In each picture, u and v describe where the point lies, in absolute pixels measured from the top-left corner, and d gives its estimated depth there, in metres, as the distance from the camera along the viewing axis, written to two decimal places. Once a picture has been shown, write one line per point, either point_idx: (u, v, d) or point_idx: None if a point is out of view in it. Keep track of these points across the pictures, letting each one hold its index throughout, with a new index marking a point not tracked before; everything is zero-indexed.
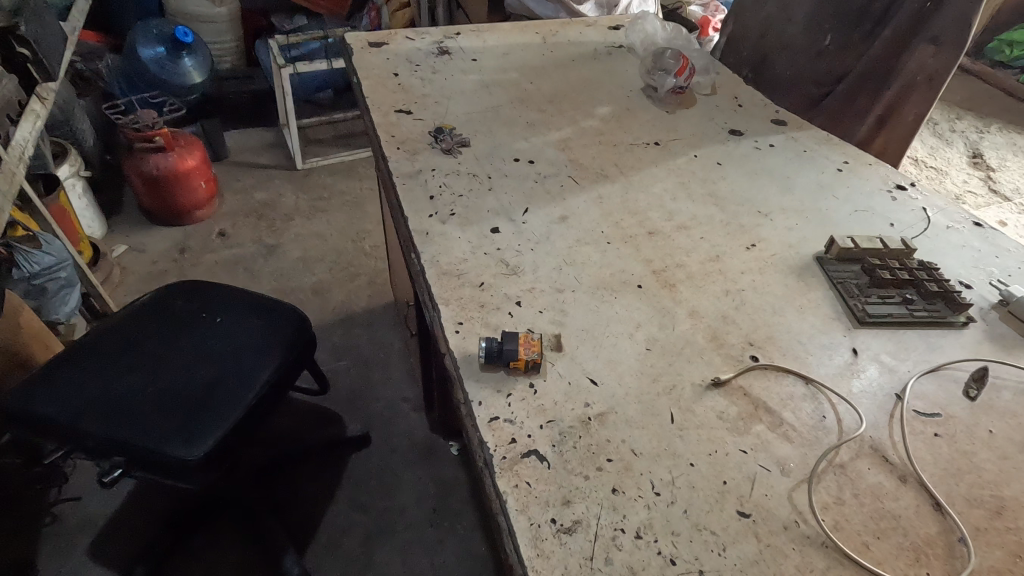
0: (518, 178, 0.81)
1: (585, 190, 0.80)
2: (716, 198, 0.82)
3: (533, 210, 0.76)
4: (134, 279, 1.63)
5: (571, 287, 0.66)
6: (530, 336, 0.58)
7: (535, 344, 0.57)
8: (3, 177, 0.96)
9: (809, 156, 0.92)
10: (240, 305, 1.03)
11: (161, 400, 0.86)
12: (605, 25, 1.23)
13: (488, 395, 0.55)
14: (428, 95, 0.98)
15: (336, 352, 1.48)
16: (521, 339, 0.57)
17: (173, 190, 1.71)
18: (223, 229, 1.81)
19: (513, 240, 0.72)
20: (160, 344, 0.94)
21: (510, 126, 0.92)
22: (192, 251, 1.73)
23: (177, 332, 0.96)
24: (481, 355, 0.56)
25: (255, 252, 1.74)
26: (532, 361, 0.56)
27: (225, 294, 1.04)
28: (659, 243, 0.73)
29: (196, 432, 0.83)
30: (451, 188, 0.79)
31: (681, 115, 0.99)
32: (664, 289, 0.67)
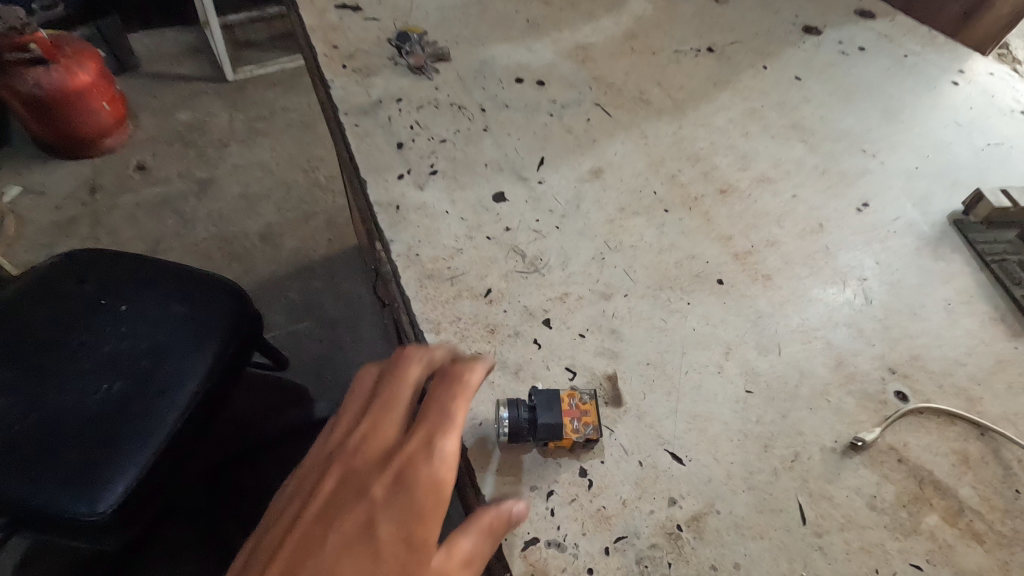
0: (524, 111, 0.56)
1: (621, 127, 0.56)
2: (804, 131, 0.58)
3: (550, 163, 0.52)
4: (35, 232, 1.31)
5: (622, 290, 0.44)
6: (575, 394, 0.37)
7: (586, 405, 0.37)
8: None
9: (913, 63, 0.67)
10: (151, 281, 0.74)
11: (45, 437, 0.61)
12: None
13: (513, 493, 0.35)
14: None
15: (294, 312, 1.21)
16: (563, 402, 0.37)
17: (64, 110, 1.30)
18: (142, 160, 1.44)
19: (527, 214, 0.48)
20: (43, 351, 0.67)
21: (504, 27, 0.64)
22: (104, 190, 1.39)
23: (67, 332, 0.69)
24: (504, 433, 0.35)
25: (185, 190, 1.40)
26: (584, 440, 0.36)
27: (134, 267, 0.75)
28: (736, 207, 0.51)
29: (96, 483, 0.60)
30: (428, 130, 0.53)
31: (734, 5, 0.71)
32: (757, 284, 0.46)
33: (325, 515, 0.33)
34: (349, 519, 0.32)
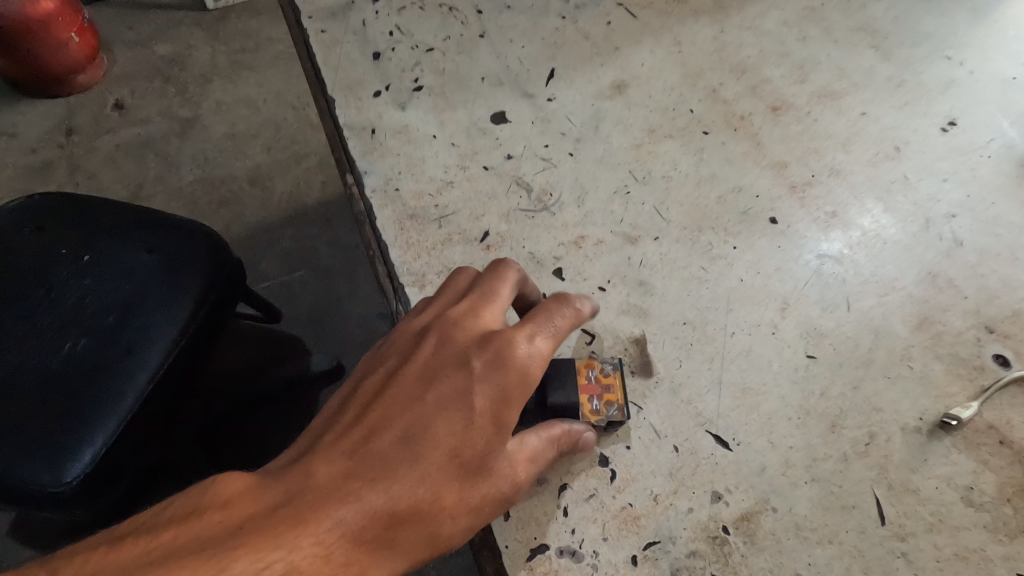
0: (530, 12, 0.46)
1: (650, 31, 0.45)
2: (873, 34, 0.47)
3: (563, 76, 0.42)
4: (9, 177, 1.20)
5: (652, 232, 0.36)
6: (594, 369, 0.30)
7: (609, 371, 0.30)
8: None
9: None
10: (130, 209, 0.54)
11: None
12: None
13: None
14: None
15: (288, 261, 1.11)
16: (580, 375, 0.30)
17: (21, 39, 1.13)
18: (121, 98, 1.28)
19: (535, 137, 0.39)
20: None
21: None
22: (81, 130, 1.26)
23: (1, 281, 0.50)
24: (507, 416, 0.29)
25: (167, 131, 1.25)
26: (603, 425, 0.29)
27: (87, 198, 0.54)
28: (791, 127, 0.41)
29: (41, 460, 0.44)
30: (411, 36, 0.44)
31: None
32: (818, 223, 0.37)
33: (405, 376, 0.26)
34: (434, 386, 0.26)
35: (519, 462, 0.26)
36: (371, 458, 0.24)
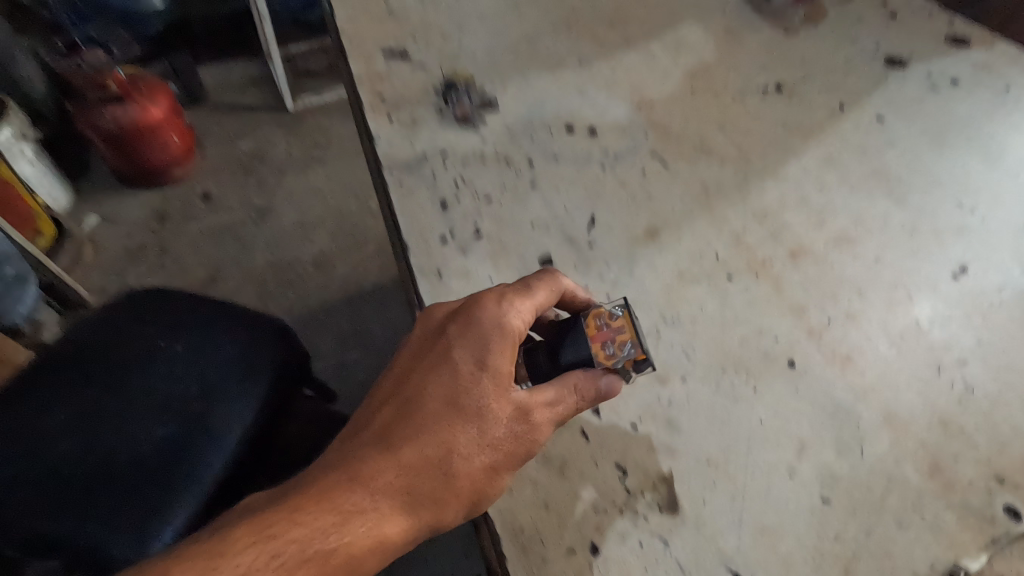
0: (574, 162, 0.53)
1: (680, 177, 0.52)
2: (887, 181, 0.52)
3: (602, 221, 0.49)
4: (106, 261, 1.36)
5: (679, 371, 0.40)
6: (602, 318, 0.38)
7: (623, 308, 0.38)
8: None
9: (1013, 99, 0.59)
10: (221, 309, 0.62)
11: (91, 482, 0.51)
12: None
13: (541, 484, 0.36)
14: (432, 24, 0.66)
15: (344, 342, 1.22)
16: (591, 325, 0.38)
17: (144, 151, 1.36)
18: (207, 189, 1.46)
19: (576, 279, 0.45)
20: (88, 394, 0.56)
21: (556, 70, 0.61)
22: (171, 220, 1.42)
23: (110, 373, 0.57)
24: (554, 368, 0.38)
25: (244, 220, 1.42)
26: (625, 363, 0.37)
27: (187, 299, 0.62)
28: (809, 270, 0.46)
29: (130, 534, 0.49)
30: (473, 185, 0.51)
31: (807, 34, 0.66)
32: (834, 366, 0.40)
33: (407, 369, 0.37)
34: (422, 368, 0.36)
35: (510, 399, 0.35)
36: (386, 427, 0.35)
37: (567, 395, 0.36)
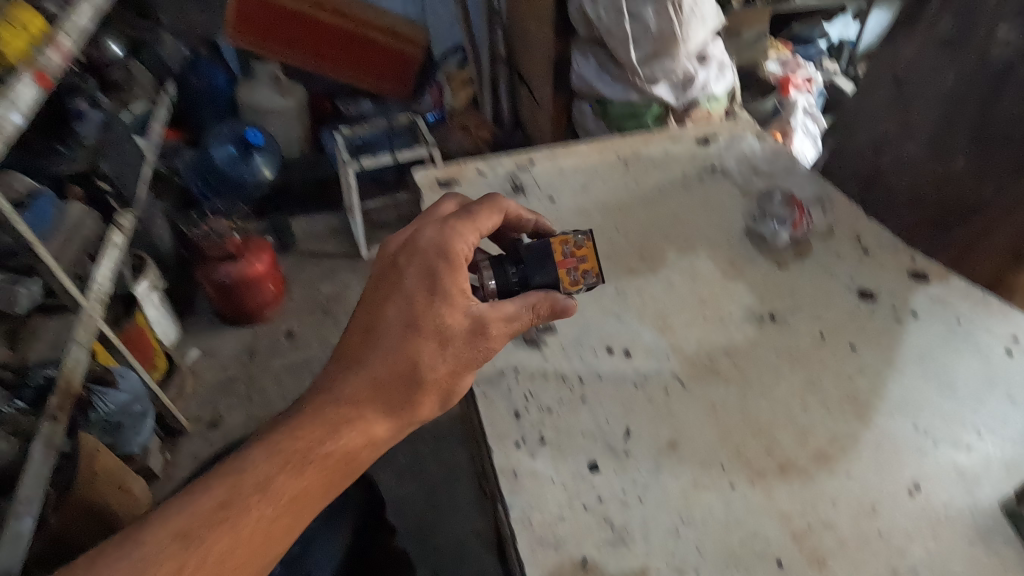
0: (614, 380, 0.70)
1: (695, 396, 0.69)
2: (860, 404, 0.67)
3: (635, 433, 0.65)
4: (206, 389, 1.65)
5: (694, 564, 0.56)
6: (567, 246, 0.72)
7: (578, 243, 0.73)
8: None
9: (965, 331, 0.75)
10: None
11: None
12: (692, 136, 1.11)
13: None
14: (504, 254, 0.88)
15: (402, 473, 1.45)
16: (558, 250, 0.72)
17: (247, 296, 1.74)
18: (291, 327, 1.82)
19: (616, 483, 0.62)
20: None
21: (598, 297, 0.81)
22: (260, 354, 1.74)
23: None
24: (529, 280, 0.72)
25: (322, 354, 1.74)
26: (583, 277, 0.72)
27: None
28: (794, 483, 0.61)
29: None
30: (538, 398, 0.69)
31: (795, 266, 0.85)
32: (813, 568, 0.56)
33: (374, 307, 0.64)
34: (386, 302, 0.64)
35: (446, 315, 0.63)
36: (368, 349, 0.62)
37: (518, 313, 0.66)
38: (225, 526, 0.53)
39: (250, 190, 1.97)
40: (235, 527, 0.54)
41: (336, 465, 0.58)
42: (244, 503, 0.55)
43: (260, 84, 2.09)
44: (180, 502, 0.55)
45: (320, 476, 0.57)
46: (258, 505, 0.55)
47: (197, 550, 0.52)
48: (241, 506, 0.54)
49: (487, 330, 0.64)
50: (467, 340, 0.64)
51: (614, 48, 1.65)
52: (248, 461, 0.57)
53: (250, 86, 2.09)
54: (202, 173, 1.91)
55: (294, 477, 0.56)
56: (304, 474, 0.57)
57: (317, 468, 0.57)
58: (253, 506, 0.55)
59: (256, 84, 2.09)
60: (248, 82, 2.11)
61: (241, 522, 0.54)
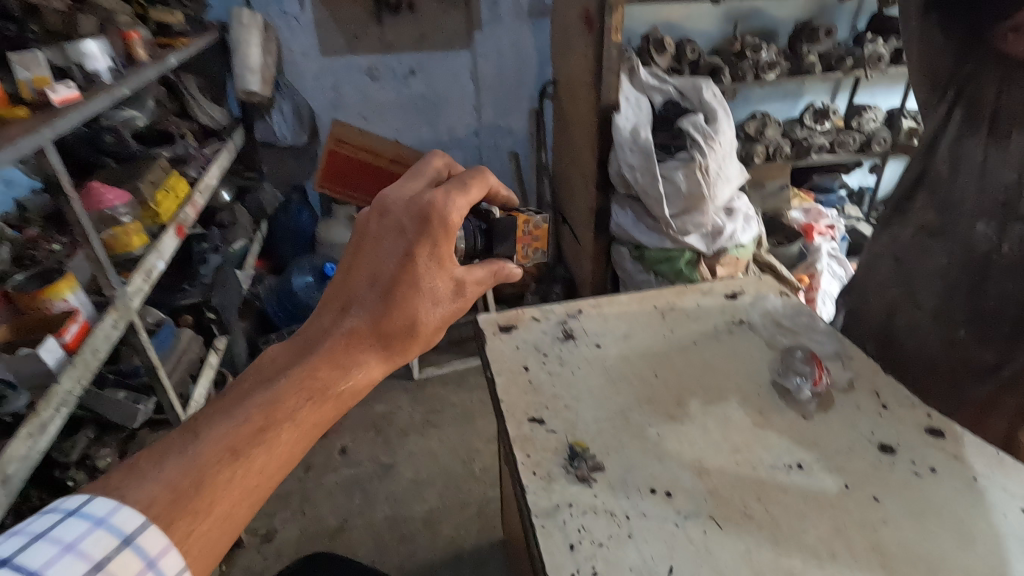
0: (657, 519, 0.80)
1: (731, 538, 0.77)
2: (885, 556, 0.74)
3: (678, 572, 0.73)
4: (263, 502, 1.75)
5: None
6: (529, 226, 0.91)
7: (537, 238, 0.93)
8: (79, 365, 0.96)
9: (982, 488, 0.82)
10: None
11: None
12: (721, 291, 1.28)
13: None
14: (558, 395, 1.02)
15: None
16: (523, 225, 0.90)
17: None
18: (345, 444, 1.93)
19: None
20: None
21: (641, 439, 0.92)
22: (315, 469, 1.85)
23: None
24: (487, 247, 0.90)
25: (372, 472, 1.83)
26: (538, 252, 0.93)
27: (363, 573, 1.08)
28: None
29: None
30: (590, 532, 0.78)
31: (819, 417, 0.95)
32: None
33: (379, 256, 0.63)
34: (385, 255, 0.63)
35: (441, 273, 0.65)
36: (370, 298, 0.60)
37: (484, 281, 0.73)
38: (251, 459, 0.47)
39: None
40: (260, 457, 0.47)
41: (346, 394, 0.54)
42: (267, 435, 0.48)
43: (338, 225, 2.36)
44: (191, 434, 0.47)
45: (333, 408, 0.53)
46: (279, 440, 0.48)
47: (225, 480, 0.45)
48: (267, 436, 0.48)
49: (461, 293, 0.68)
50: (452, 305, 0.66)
51: (650, 204, 1.87)
52: (261, 394, 0.50)
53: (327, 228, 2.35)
54: (281, 299, 2.18)
55: (310, 413, 0.51)
56: (319, 407, 0.52)
57: (332, 399, 0.52)
58: (278, 435, 0.48)
59: (333, 225, 2.36)
60: (325, 223, 2.39)
61: (266, 453, 0.47)
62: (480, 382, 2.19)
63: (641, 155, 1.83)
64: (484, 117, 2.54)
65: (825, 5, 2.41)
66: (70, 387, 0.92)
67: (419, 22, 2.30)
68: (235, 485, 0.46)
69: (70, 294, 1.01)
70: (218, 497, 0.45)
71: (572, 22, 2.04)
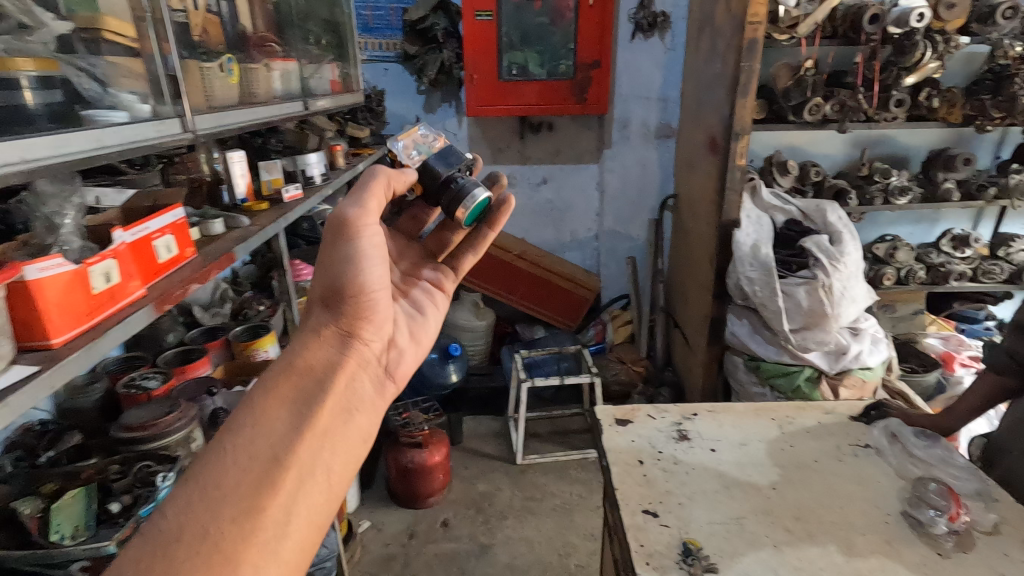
0: None
1: None
2: None
3: None
4: (369, 560, 1.85)
5: None
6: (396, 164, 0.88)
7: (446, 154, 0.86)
8: None
9: None
10: None
11: None
12: (844, 412, 1.28)
13: None
14: (671, 491, 1.06)
15: None
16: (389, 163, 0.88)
17: (419, 483, 2.02)
18: (447, 518, 2.02)
19: None
20: None
21: (757, 549, 0.93)
22: (417, 537, 1.94)
23: None
24: (466, 197, 0.77)
25: (469, 549, 1.88)
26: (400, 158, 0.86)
27: None
28: None
29: None
30: None
31: (957, 559, 0.90)
32: None
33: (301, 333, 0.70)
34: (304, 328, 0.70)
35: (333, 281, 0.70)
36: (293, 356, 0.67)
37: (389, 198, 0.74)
38: (211, 486, 0.50)
39: (438, 390, 2.37)
40: (215, 488, 0.50)
41: (296, 395, 0.59)
42: (222, 456, 0.52)
43: (462, 309, 2.63)
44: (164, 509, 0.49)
45: (284, 409, 0.57)
46: (237, 459, 0.52)
47: (193, 511, 0.48)
48: (226, 461, 0.52)
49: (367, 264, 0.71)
50: (351, 233, 0.68)
51: (768, 317, 1.89)
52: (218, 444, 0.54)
53: (453, 309, 2.63)
54: None
55: (264, 424, 0.55)
56: (268, 418, 0.56)
57: (275, 406, 0.57)
58: (233, 451, 0.52)
59: (459, 308, 2.63)
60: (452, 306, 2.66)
61: (228, 479, 0.51)
62: (581, 477, 2.20)
63: (762, 269, 1.88)
64: (606, 223, 2.75)
65: (961, 135, 2.40)
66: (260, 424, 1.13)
67: (556, 140, 2.61)
68: (209, 509, 0.49)
69: (269, 346, 1.25)
70: (197, 522, 0.47)
71: (698, 145, 2.22)
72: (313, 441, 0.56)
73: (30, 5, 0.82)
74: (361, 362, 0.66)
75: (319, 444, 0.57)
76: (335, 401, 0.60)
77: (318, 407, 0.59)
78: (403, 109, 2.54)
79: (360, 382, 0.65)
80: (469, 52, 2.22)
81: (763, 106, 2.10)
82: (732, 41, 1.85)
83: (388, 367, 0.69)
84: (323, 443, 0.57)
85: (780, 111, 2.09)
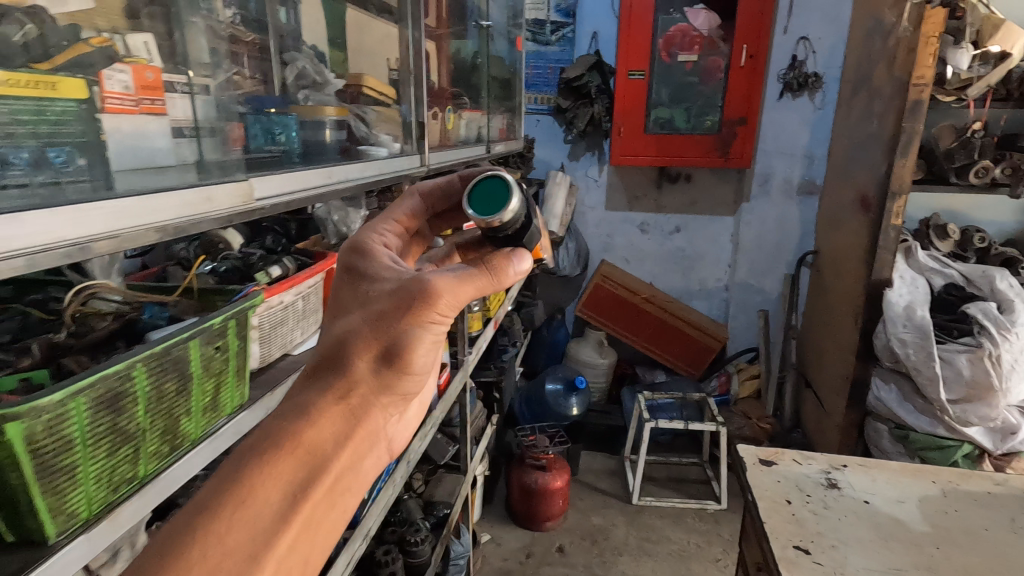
0: None
1: None
2: None
3: None
4: (490, 570, 1.95)
5: None
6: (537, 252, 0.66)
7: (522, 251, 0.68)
8: (443, 404, 1.32)
9: None
10: None
11: None
12: (1017, 486, 1.21)
13: None
14: (823, 534, 1.07)
15: None
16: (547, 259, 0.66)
17: (539, 505, 2.10)
18: (562, 544, 2.08)
19: None
20: None
21: None
22: (535, 556, 2.02)
23: None
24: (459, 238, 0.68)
25: None
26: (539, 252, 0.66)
27: None
28: None
29: None
30: None
31: None
32: None
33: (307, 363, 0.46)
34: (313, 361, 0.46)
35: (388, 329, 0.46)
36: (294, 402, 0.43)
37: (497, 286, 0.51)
38: None
39: (559, 420, 2.46)
40: None
41: (296, 467, 0.41)
42: (190, 546, 0.36)
43: (587, 346, 2.73)
44: None
45: (283, 487, 0.40)
46: (207, 554, 0.36)
47: None
48: (191, 555, 0.36)
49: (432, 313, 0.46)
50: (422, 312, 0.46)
51: (922, 383, 1.79)
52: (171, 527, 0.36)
53: (578, 346, 2.74)
54: (529, 398, 2.54)
55: (249, 505, 0.38)
56: (253, 503, 0.38)
57: (265, 491, 0.39)
58: (203, 540, 0.37)
59: (584, 345, 2.74)
60: (578, 342, 2.77)
61: None
62: (699, 526, 2.17)
63: (917, 332, 1.80)
64: (738, 275, 2.75)
65: None
66: (438, 417, 1.29)
67: (693, 191, 2.70)
68: None
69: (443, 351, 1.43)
70: None
71: (847, 203, 2.20)
72: (305, 534, 0.40)
73: (322, 69, 1.15)
74: (379, 434, 0.47)
75: (305, 537, 0.41)
76: (343, 477, 0.44)
77: (318, 487, 0.41)
78: (550, 156, 2.77)
79: (369, 459, 0.46)
80: (620, 108, 2.41)
81: (921, 166, 2.05)
82: (893, 102, 1.86)
83: (396, 440, 0.50)
84: (312, 535, 0.41)
85: (941, 172, 2.02)
